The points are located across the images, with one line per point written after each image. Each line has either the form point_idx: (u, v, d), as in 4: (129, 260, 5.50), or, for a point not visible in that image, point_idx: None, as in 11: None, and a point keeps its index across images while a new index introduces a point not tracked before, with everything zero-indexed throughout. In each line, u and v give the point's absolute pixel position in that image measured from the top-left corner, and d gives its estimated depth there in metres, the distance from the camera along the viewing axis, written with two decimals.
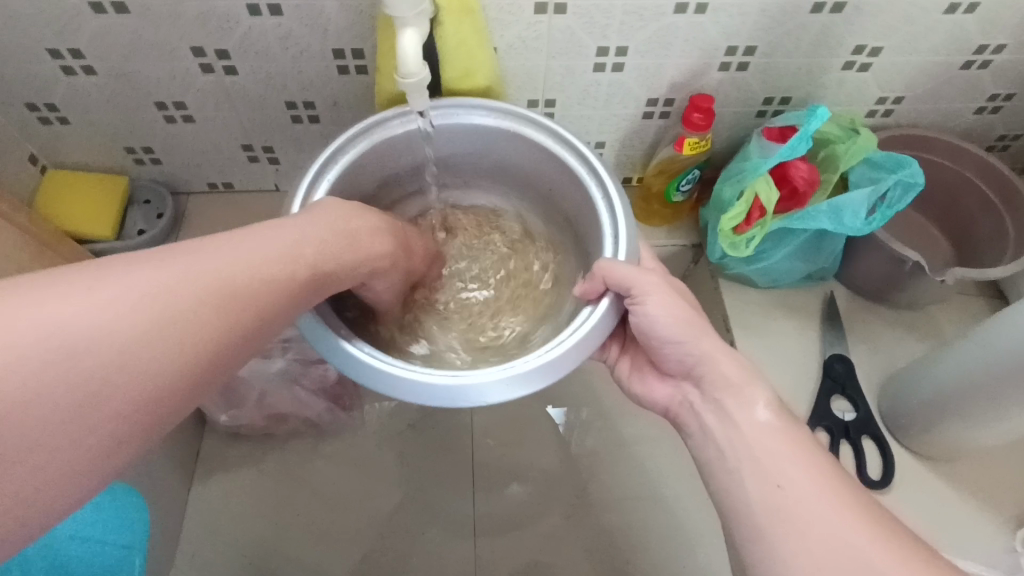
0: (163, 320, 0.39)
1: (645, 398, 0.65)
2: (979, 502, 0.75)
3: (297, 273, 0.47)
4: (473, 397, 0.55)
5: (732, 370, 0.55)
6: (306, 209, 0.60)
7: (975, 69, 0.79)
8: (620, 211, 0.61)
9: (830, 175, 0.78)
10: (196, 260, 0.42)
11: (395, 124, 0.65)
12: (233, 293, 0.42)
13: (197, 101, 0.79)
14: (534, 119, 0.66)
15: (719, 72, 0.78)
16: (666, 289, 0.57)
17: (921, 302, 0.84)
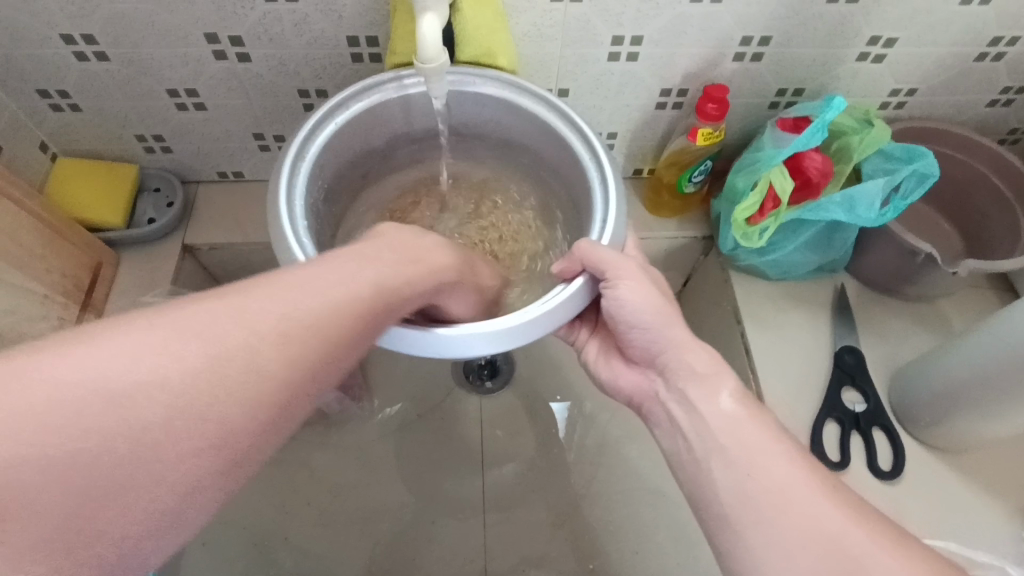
0: (257, 346, 0.39)
1: (611, 385, 0.66)
2: (988, 495, 0.75)
3: (366, 297, 0.46)
4: (440, 349, 0.55)
5: (698, 361, 0.56)
6: (302, 158, 0.61)
7: (989, 61, 0.79)
8: (613, 192, 0.61)
9: (842, 166, 0.78)
10: (288, 297, 0.42)
11: (396, 86, 0.65)
12: (316, 321, 0.42)
13: (209, 89, 0.79)
14: (535, 91, 0.65)
15: (733, 63, 0.78)
16: (642, 276, 0.57)
17: (931, 295, 0.84)
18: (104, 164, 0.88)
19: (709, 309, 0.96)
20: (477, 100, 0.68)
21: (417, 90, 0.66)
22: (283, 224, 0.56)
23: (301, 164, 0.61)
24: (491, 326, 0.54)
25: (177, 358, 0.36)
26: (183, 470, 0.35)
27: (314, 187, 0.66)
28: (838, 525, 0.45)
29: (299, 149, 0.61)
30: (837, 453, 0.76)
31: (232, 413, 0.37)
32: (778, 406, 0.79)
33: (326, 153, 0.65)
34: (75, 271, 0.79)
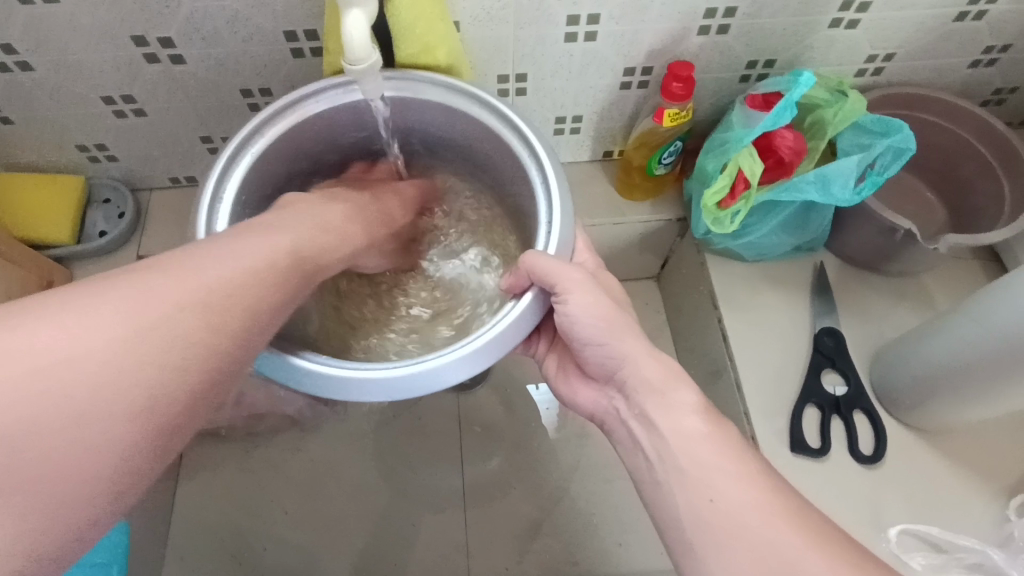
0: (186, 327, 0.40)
1: (571, 401, 0.66)
2: (971, 474, 0.74)
3: (281, 263, 0.46)
4: (405, 390, 0.53)
5: (654, 372, 0.55)
6: (221, 195, 0.58)
7: (970, 21, 0.74)
8: (555, 191, 0.58)
9: (817, 142, 0.74)
10: (214, 264, 0.43)
11: (316, 102, 0.62)
12: (217, 297, 0.42)
13: (146, 92, 0.74)
14: (468, 91, 0.62)
15: (699, 37, 0.73)
16: (588, 285, 0.56)
17: (913, 269, 0.81)
18: (46, 175, 0.84)
19: (687, 293, 0.94)
20: (418, 106, 0.64)
21: (348, 100, 0.62)
22: None
23: (223, 193, 0.58)
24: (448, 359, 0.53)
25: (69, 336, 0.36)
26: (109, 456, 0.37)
27: (242, 221, 0.62)
28: (795, 549, 0.44)
29: (216, 188, 0.58)
30: (817, 439, 0.74)
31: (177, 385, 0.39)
32: (755, 394, 0.77)
33: (252, 178, 0.62)
34: (22, 291, 0.76)
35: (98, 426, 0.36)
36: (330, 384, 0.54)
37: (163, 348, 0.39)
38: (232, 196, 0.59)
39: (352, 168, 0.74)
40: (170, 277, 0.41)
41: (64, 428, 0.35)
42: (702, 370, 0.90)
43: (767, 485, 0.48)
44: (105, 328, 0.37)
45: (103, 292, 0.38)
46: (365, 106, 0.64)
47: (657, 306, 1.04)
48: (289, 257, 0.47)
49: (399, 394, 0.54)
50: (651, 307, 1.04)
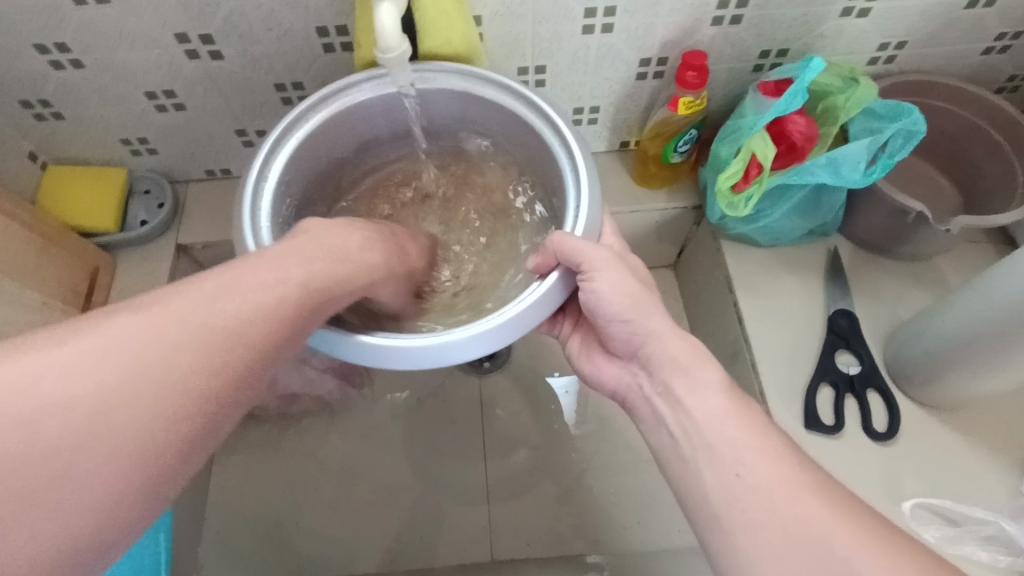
0: (188, 349, 0.39)
1: (593, 378, 0.69)
2: (987, 451, 0.75)
3: (291, 299, 0.45)
4: (426, 359, 0.57)
5: (680, 350, 0.57)
6: (266, 174, 0.62)
7: (981, 8, 0.76)
8: (584, 180, 0.61)
9: (829, 128, 0.76)
10: (227, 296, 0.42)
11: (355, 91, 0.66)
12: (237, 329, 0.41)
13: (186, 89, 0.79)
14: (501, 82, 0.65)
15: (713, 27, 0.76)
16: (616, 264, 0.58)
17: (926, 252, 0.82)
18: (94, 169, 0.88)
19: (702, 280, 0.96)
20: (448, 95, 0.68)
21: (376, 92, 0.66)
22: (247, 233, 0.59)
23: (267, 172, 0.63)
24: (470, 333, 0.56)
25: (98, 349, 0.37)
26: (116, 480, 0.35)
27: (285, 202, 0.67)
28: (822, 524, 0.46)
29: (261, 168, 0.62)
30: (832, 417, 0.76)
31: (201, 398, 0.39)
32: (772, 373, 0.79)
33: (295, 162, 0.66)
34: (72, 277, 0.81)
35: (118, 449, 0.36)
36: (373, 351, 0.57)
37: (193, 364, 0.39)
38: (277, 175, 0.63)
39: (381, 147, 0.77)
40: (180, 299, 0.41)
41: (83, 447, 0.35)
42: (718, 354, 0.92)
43: (796, 467, 0.49)
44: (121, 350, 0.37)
45: (101, 324, 0.38)
46: (393, 97, 0.67)
47: (673, 293, 1.06)
48: (300, 294, 0.46)
49: (423, 363, 0.57)
50: (667, 295, 1.06)
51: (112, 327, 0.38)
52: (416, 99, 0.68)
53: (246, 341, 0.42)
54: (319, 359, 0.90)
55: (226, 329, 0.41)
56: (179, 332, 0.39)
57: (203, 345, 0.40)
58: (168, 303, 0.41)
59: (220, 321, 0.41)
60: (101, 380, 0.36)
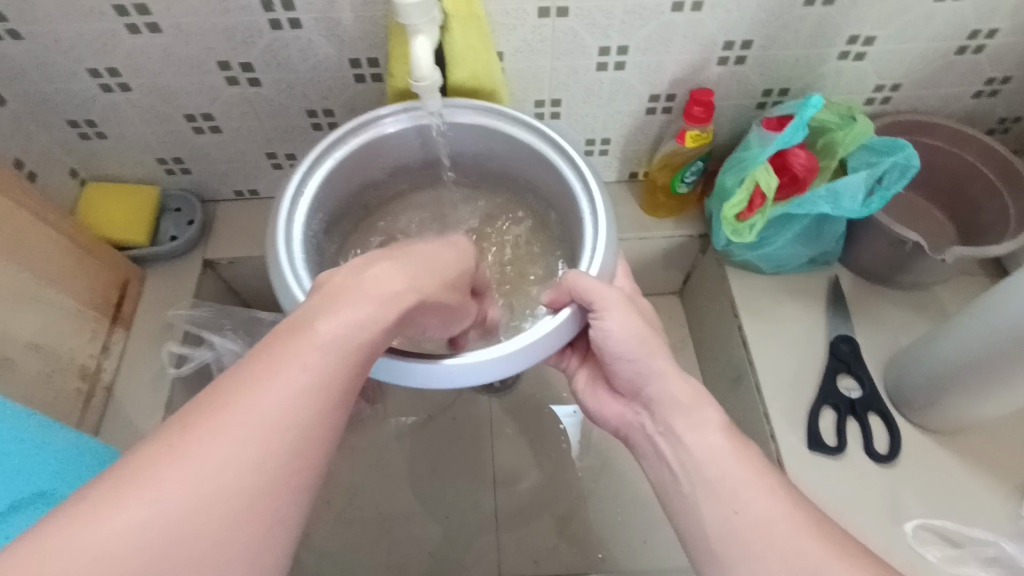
0: (269, 449, 0.37)
1: (597, 413, 0.71)
2: (987, 476, 0.76)
3: (351, 353, 0.43)
4: (439, 380, 0.61)
5: (681, 392, 0.59)
6: (303, 190, 0.67)
7: (970, 54, 0.81)
8: (602, 223, 0.65)
9: (828, 162, 0.80)
10: (291, 378, 0.40)
11: (384, 123, 0.70)
12: (316, 397, 0.40)
13: (223, 112, 0.84)
14: (521, 121, 0.70)
15: (718, 66, 0.81)
16: (625, 305, 0.61)
17: (925, 282, 0.86)
18: (129, 186, 0.93)
19: (708, 306, 1.00)
20: (469, 130, 0.72)
21: (405, 125, 0.71)
22: (280, 248, 0.63)
23: (307, 186, 0.67)
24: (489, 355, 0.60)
25: (170, 503, 0.34)
26: None
27: (319, 216, 0.71)
28: (820, 558, 0.46)
29: (299, 183, 0.67)
30: (834, 438, 0.78)
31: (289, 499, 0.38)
32: (775, 394, 0.82)
33: (330, 182, 0.70)
34: (105, 287, 0.84)
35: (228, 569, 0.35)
36: (397, 370, 0.61)
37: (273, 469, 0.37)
38: (313, 192, 0.68)
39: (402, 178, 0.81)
40: (247, 400, 0.38)
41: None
42: (723, 377, 0.95)
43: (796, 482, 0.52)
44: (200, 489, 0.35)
45: (168, 465, 0.35)
46: (421, 130, 0.72)
47: (680, 319, 1.09)
48: (367, 344, 0.44)
49: (445, 382, 0.61)
50: (673, 320, 1.09)
51: (191, 457, 0.35)
52: (441, 133, 0.73)
53: (326, 407, 0.40)
54: None
55: (305, 406, 0.39)
56: (256, 441, 0.37)
57: (278, 446, 0.38)
58: (234, 411, 0.38)
59: (299, 397, 0.39)
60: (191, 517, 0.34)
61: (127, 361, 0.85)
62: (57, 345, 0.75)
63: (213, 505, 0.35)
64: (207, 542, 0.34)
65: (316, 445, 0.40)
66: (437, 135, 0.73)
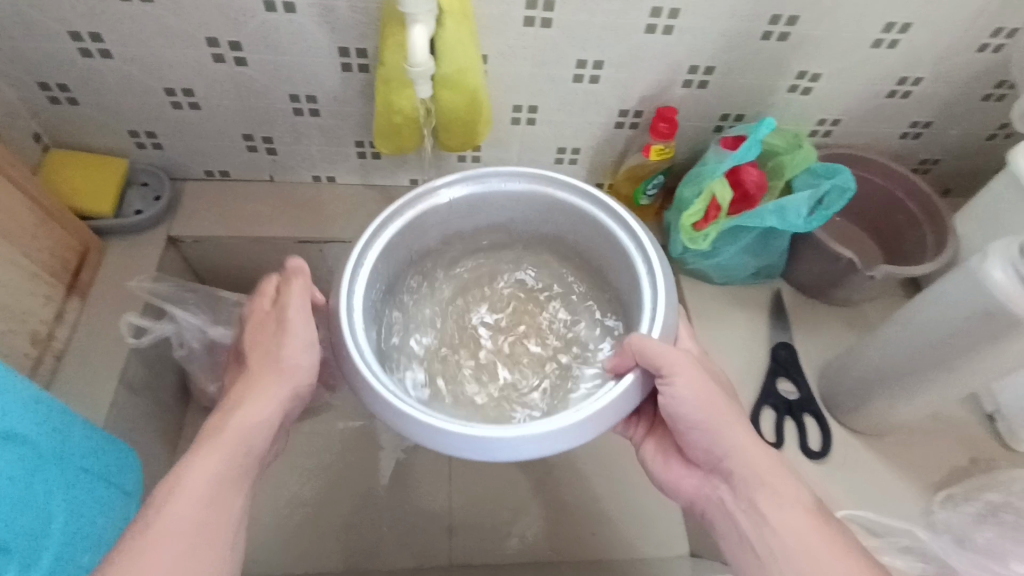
0: (231, 467, 0.59)
1: (670, 484, 0.71)
2: (900, 474, 0.85)
3: (273, 407, 0.63)
4: (486, 451, 0.60)
5: (760, 466, 0.62)
6: (363, 259, 0.69)
7: (899, 98, 0.92)
8: (659, 286, 0.68)
9: (776, 182, 0.89)
10: (221, 450, 0.59)
11: (440, 193, 0.74)
12: (247, 441, 0.61)
13: (205, 89, 0.85)
14: (575, 189, 0.74)
15: (682, 89, 0.88)
16: (693, 372, 0.63)
17: (856, 299, 0.94)
18: (96, 156, 0.91)
19: None
20: (520, 198, 0.76)
21: (450, 190, 0.74)
22: (342, 318, 0.65)
23: (365, 258, 0.70)
24: (545, 426, 0.60)
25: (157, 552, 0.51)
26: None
27: (376, 285, 0.73)
28: None
29: (365, 251, 0.69)
30: (773, 435, 0.84)
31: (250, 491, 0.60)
32: None
33: (387, 250, 0.73)
34: (64, 253, 0.82)
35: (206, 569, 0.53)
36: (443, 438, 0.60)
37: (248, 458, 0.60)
38: (371, 261, 0.70)
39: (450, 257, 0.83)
40: (198, 464, 0.57)
41: None
42: None
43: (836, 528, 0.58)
44: (174, 536, 0.53)
45: (146, 537, 0.52)
46: (471, 199, 0.76)
47: None
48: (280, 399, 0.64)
49: (495, 454, 0.61)
50: None
51: (164, 516, 0.53)
52: (494, 200, 0.76)
53: (256, 444, 0.61)
54: None
55: (241, 448, 0.60)
56: (225, 466, 0.58)
57: (240, 465, 0.60)
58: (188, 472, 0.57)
59: (236, 448, 0.60)
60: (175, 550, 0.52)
61: (83, 329, 0.84)
62: (12, 305, 0.73)
63: (187, 537, 0.53)
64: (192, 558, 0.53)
65: (230, 492, 0.58)
66: (490, 202, 0.76)
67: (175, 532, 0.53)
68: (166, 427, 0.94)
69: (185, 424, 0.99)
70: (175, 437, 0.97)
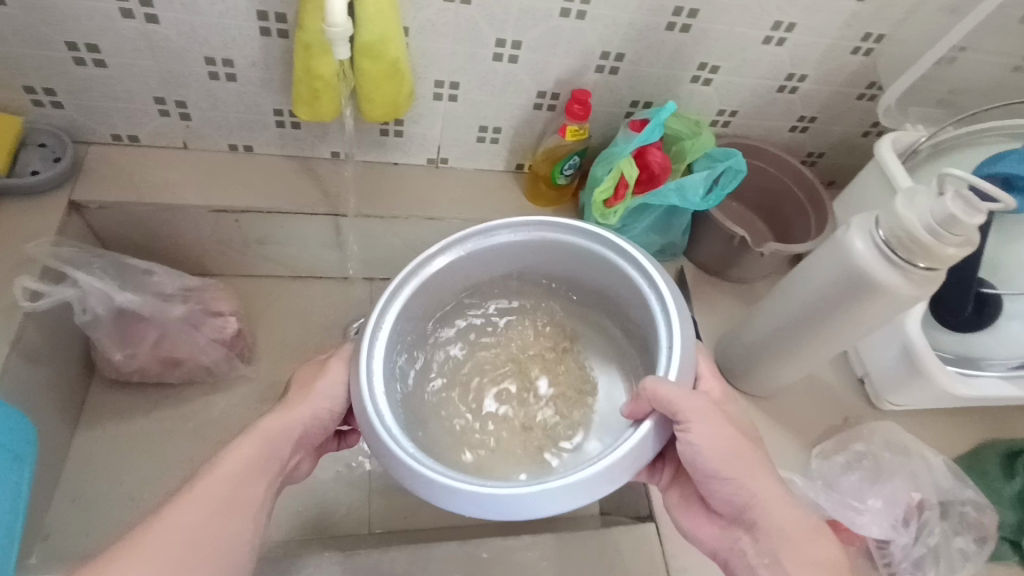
0: (258, 464, 0.63)
1: (692, 535, 0.69)
2: (778, 431, 0.95)
3: (312, 410, 0.68)
4: (512, 510, 0.58)
5: (785, 520, 0.59)
6: (379, 325, 0.69)
7: (787, 93, 1.01)
8: (675, 318, 0.67)
9: (679, 165, 0.96)
10: (261, 441, 0.64)
11: (433, 261, 0.74)
12: (280, 439, 0.65)
13: (113, 46, 0.82)
14: (578, 229, 0.74)
15: (596, 74, 0.94)
16: (711, 416, 0.61)
17: (749, 277, 1.03)
18: None
19: None
20: (524, 245, 0.76)
21: (454, 254, 0.75)
22: (361, 388, 0.65)
23: (380, 324, 0.69)
24: (565, 480, 0.59)
25: (178, 518, 0.57)
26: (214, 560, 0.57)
27: (396, 348, 0.73)
28: None
29: (377, 320, 0.69)
30: None
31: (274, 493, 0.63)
32: None
33: (402, 313, 0.73)
34: None
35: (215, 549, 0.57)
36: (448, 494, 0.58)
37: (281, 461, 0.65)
38: (387, 326, 0.70)
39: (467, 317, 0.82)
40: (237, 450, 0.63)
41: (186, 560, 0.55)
42: None
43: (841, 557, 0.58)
44: (194, 510, 0.58)
45: (175, 505, 0.58)
46: (475, 254, 0.76)
47: None
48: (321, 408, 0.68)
49: (520, 514, 0.59)
50: None
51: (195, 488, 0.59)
52: (501, 252, 0.77)
53: (288, 446, 0.66)
54: (210, 328, 0.95)
55: (274, 445, 0.65)
56: (253, 462, 0.63)
57: (266, 464, 0.64)
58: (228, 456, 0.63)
59: (270, 443, 0.65)
60: (190, 522, 0.57)
61: None
62: None
63: (205, 512, 0.58)
64: (198, 536, 0.57)
65: (255, 481, 0.62)
66: (497, 256, 0.77)
67: (206, 498, 0.59)
68: (66, 399, 0.91)
69: (89, 397, 0.96)
70: (76, 410, 0.94)
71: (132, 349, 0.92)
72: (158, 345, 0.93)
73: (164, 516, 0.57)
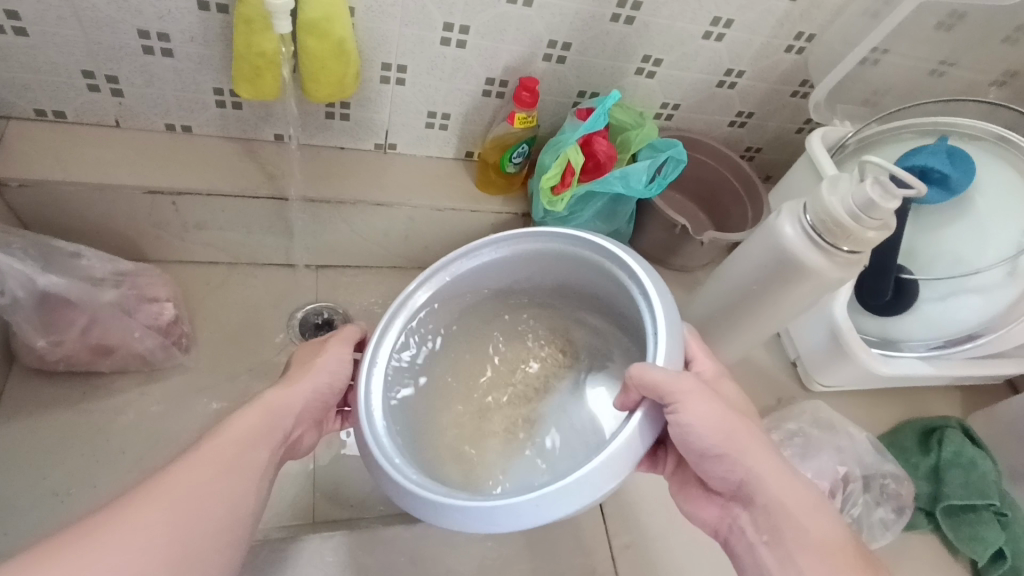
0: (263, 430, 0.63)
1: (694, 516, 0.71)
2: None
3: (314, 386, 0.70)
4: (513, 516, 0.60)
5: (785, 496, 0.61)
6: (374, 359, 0.73)
7: (727, 88, 1.05)
8: (658, 303, 0.69)
9: (624, 155, 0.98)
10: (268, 410, 0.65)
11: (417, 295, 0.78)
12: (284, 411, 0.66)
13: (35, 13, 0.77)
14: (552, 237, 0.77)
15: (543, 62, 0.95)
16: (702, 397, 0.63)
17: (691, 264, 1.08)
18: None
19: None
20: (506, 262, 0.81)
21: (438, 284, 0.79)
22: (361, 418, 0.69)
23: (374, 358, 0.74)
24: (567, 479, 0.60)
25: (182, 476, 0.56)
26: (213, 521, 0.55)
27: (398, 376, 0.77)
28: None
29: (371, 355, 0.73)
30: None
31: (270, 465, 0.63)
32: None
33: (397, 344, 0.77)
34: None
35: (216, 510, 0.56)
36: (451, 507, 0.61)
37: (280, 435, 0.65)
38: (381, 358, 0.74)
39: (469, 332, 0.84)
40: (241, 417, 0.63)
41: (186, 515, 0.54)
42: None
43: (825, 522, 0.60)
44: (199, 469, 0.57)
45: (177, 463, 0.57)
46: (462, 279, 0.80)
47: None
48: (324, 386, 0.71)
49: (525, 520, 0.60)
50: None
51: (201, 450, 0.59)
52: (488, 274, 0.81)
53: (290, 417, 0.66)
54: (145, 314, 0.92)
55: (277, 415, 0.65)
56: (257, 429, 0.63)
57: (268, 433, 0.64)
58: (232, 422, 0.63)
59: (272, 411, 0.65)
60: (194, 479, 0.56)
61: None
62: None
63: (209, 470, 0.57)
64: (207, 493, 0.56)
65: (257, 449, 0.62)
66: (482, 278, 0.82)
67: (216, 458, 0.58)
68: None
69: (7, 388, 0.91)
70: None
71: (57, 336, 0.87)
72: (86, 331, 0.89)
73: (173, 471, 0.56)
